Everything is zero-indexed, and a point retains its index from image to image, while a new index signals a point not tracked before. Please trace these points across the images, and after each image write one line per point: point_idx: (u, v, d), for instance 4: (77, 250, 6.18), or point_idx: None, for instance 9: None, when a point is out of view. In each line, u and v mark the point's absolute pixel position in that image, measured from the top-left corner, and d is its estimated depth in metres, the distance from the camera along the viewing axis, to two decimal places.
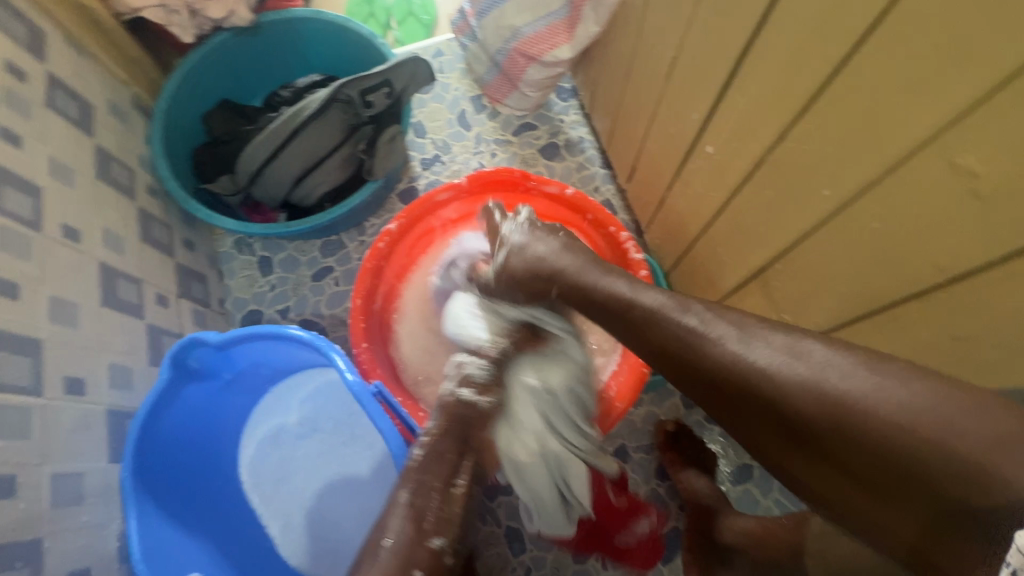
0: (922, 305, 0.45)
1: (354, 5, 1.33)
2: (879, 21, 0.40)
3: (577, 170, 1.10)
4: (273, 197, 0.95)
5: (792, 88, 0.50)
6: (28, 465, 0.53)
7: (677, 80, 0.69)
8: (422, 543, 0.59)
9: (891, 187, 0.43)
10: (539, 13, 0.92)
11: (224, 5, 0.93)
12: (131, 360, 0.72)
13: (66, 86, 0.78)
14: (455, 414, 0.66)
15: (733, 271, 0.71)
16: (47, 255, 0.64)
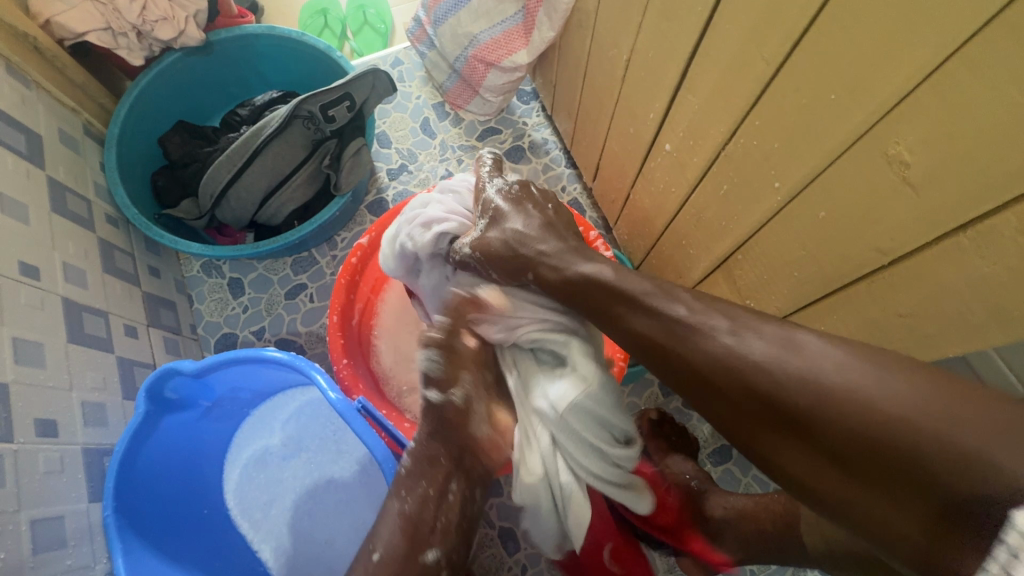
0: (870, 285, 0.48)
1: (307, 17, 1.31)
2: (813, 23, 0.42)
3: (543, 171, 1.12)
4: (239, 218, 0.94)
5: (739, 88, 0.53)
6: (4, 512, 0.52)
7: (632, 82, 0.72)
8: (415, 557, 0.58)
9: (835, 178, 0.46)
10: (494, 20, 0.95)
11: (173, 25, 0.91)
12: (104, 396, 0.71)
13: (11, 118, 0.76)
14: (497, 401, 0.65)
15: (699, 262, 0.74)
16: (6, 295, 0.62)
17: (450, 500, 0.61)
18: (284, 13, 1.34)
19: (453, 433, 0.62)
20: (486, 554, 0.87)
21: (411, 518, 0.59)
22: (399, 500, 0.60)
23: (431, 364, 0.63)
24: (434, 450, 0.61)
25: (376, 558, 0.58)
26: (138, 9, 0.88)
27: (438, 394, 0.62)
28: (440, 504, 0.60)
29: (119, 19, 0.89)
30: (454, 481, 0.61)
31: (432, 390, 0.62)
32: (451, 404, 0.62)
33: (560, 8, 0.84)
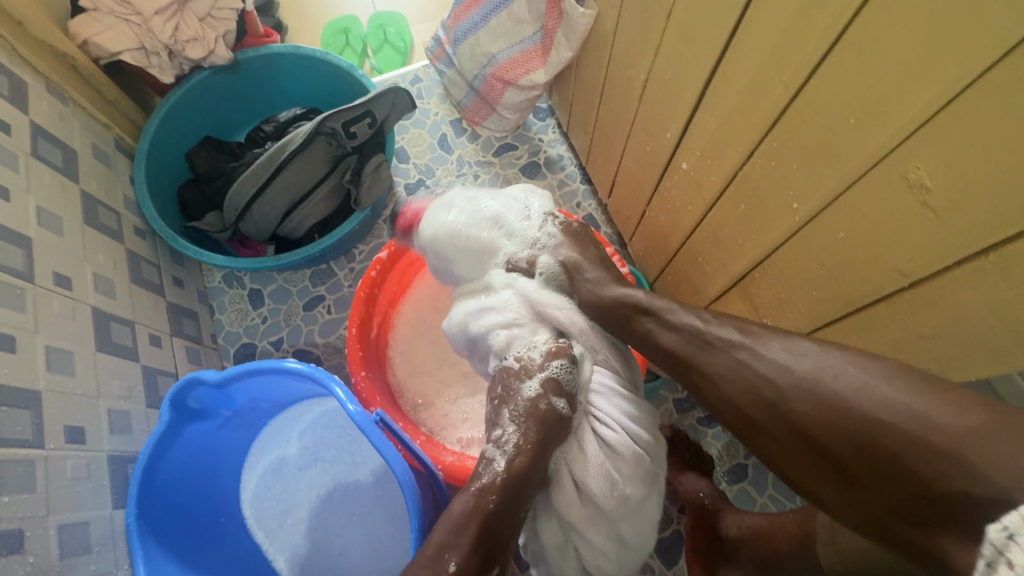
0: (889, 306, 0.49)
1: (329, 36, 1.35)
2: (832, 47, 0.43)
3: (559, 187, 1.13)
4: (261, 231, 0.96)
5: (758, 110, 0.53)
6: (33, 517, 0.53)
7: (650, 102, 0.73)
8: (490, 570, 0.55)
9: (855, 199, 0.47)
10: (512, 40, 0.97)
11: (203, 45, 0.95)
12: (129, 404, 0.72)
13: (49, 134, 0.79)
14: (549, 428, 0.63)
15: (715, 279, 0.74)
16: (40, 305, 0.64)
17: (522, 513, 0.59)
18: (307, 32, 1.38)
19: (544, 452, 0.62)
20: None
21: (494, 528, 0.56)
22: (486, 502, 0.57)
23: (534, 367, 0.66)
24: (532, 462, 0.61)
25: (454, 567, 0.52)
26: (171, 29, 0.91)
27: (541, 392, 0.64)
28: (516, 513, 0.58)
29: (152, 39, 0.92)
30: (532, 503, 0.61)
31: (533, 388, 0.64)
32: (542, 408, 0.63)
33: (578, 30, 0.85)
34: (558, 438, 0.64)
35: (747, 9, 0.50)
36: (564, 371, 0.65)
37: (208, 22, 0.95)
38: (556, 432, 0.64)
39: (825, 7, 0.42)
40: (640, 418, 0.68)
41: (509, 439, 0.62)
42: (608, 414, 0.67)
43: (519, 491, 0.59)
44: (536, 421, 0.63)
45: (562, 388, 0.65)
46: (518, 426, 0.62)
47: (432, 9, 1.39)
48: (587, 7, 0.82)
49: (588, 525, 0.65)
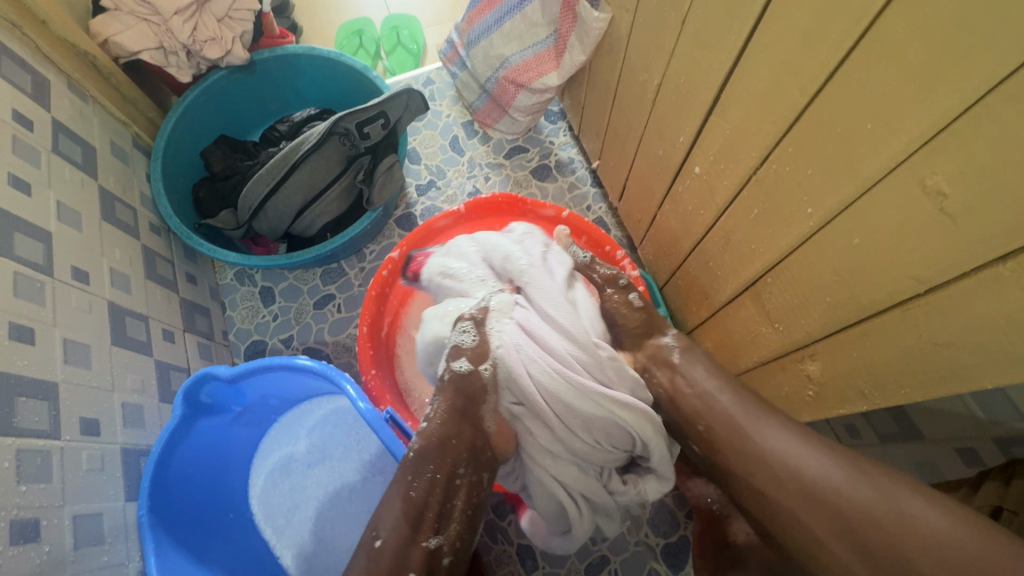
0: (903, 313, 0.48)
1: (343, 38, 1.36)
2: (851, 53, 0.43)
3: (569, 190, 1.14)
4: (274, 229, 0.97)
5: (773, 114, 0.53)
6: (49, 507, 0.54)
7: (663, 106, 0.73)
8: (417, 542, 0.58)
9: (871, 205, 0.47)
10: (525, 42, 0.97)
11: (220, 45, 0.96)
12: (142, 398, 0.73)
13: (70, 131, 0.80)
14: (468, 394, 0.64)
15: (726, 284, 0.74)
16: (58, 298, 0.65)
17: (457, 485, 0.62)
18: (321, 33, 1.40)
19: (466, 420, 0.63)
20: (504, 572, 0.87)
21: (418, 502, 0.59)
22: (406, 483, 0.60)
23: (466, 336, 0.65)
24: (447, 431, 0.62)
25: (380, 543, 0.57)
26: (190, 29, 0.93)
27: (471, 365, 0.64)
28: (448, 489, 0.61)
29: (171, 39, 0.94)
30: (461, 466, 0.62)
31: (460, 360, 0.64)
32: (452, 376, 0.64)
33: (592, 34, 0.86)
34: (483, 404, 0.64)
35: (764, 15, 0.50)
36: (469, 335, 0.66)
37: (226, 22, 0.96)
38: (472, 400, 0.64)
39: (844, 13, 0.42)
40: (626, 415, 0.62)
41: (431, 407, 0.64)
42: (578, 413, 0.62)
43: (448, 461, 0.62)
44: (445, 391, 0.64)
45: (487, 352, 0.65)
46: (438, 399, 0.64)
47: (445, 12, 1.41)
48: (601, 11, 0.82)
49: (573, 499, 0.66)
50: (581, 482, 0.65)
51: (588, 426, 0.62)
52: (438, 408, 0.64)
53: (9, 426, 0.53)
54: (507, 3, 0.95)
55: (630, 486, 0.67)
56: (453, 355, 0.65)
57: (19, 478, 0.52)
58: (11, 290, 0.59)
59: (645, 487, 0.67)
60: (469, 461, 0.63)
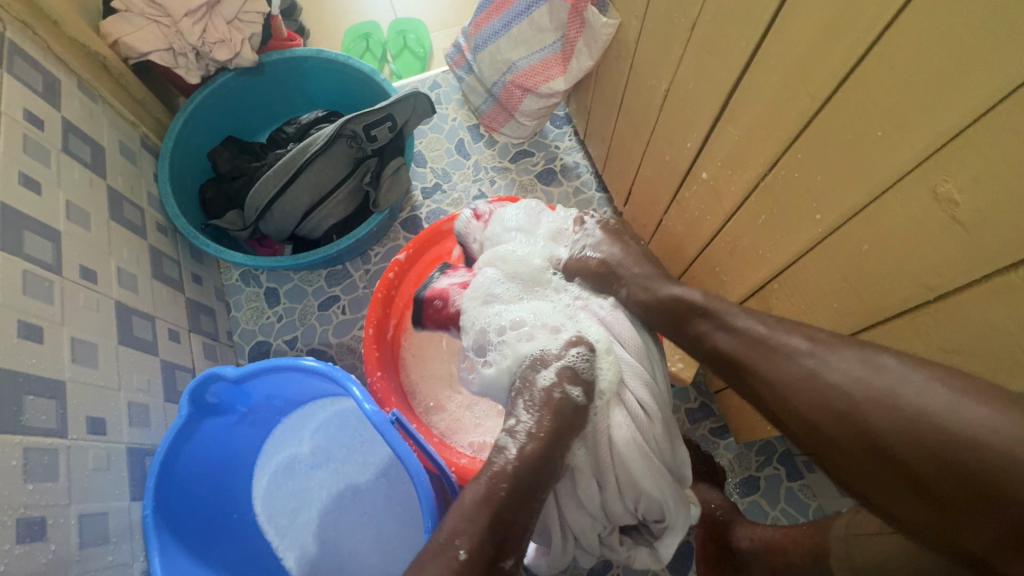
0: (911, 319, 0.48)
1: (350, 41, 1.37)
2: (861, 60, 0.43)
3: (574, 194, 1.14)
4: (281, 230, 0.97)
5: (782, 121, 0.54)
6: (56, 506, 0.54)
7: (670, 111, 0.73)
8: (497, 564, 0.50)
9: (880, 212, 0.47)
10: (533, 48, 0.98)
11: (229, 47, 0.97)
12: (148, 398, 0.73)
13: (79, 131, 0.81)
14: (565, 417, 0.59)
15: (731, 290, 0.75)
16: (66, 297, 0.65)
17: (535, 508, 0.54)
18: (328, 37, 1.40)
19: (569, 442, 0.58)
20: None
21: (508, 519, 0.52)
22: (496, 496, 0.52)
23: (576, 360, 0.63)
24: (543, 457, 0.56)
25: (465, 554, 0.48)
26: (199, 31, 0.93)
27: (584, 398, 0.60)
28: (526, 510, 0.53)
29: (180, 41, 0.94)
30: (545, 492, 0.55)
31: (576, 388, 0.60)
32: (556, 398, 0.59)
33: (600, 39, 0.86)
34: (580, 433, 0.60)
35: (774, 22, 0.50)
36: (577, 361, 0.63)
37: (235, 25, 0.97)
38: (570, 427, 0.59)
39: (854, 20, 0.43)
40: (669, 504, 0.62)
41: (524, 428, 0.58)
42: (639, 486, 0.60)
43: (540, 479, 0.55)
44: (551, 410, 0.59)
45: (578, 378, 0.62)
46: (536, 420, 0.58)
47: (451, 17, 1.41)
48: (610, 17, 0.83)
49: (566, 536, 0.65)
50: (584, 531, 0.64)
51: (637, 495, 0.61)
52: (531, 429, 0.58)
53: (17, 424, 0.53)
54: (515, 8, 0.96)
55: (625, 550, 0.66)
56: (566, 377, 0.61)
57: (26, 476, 0.52)
58: (21, 288, 0.59)
59: (639, 554, 0.67)
60: (549, 485, 0.56)
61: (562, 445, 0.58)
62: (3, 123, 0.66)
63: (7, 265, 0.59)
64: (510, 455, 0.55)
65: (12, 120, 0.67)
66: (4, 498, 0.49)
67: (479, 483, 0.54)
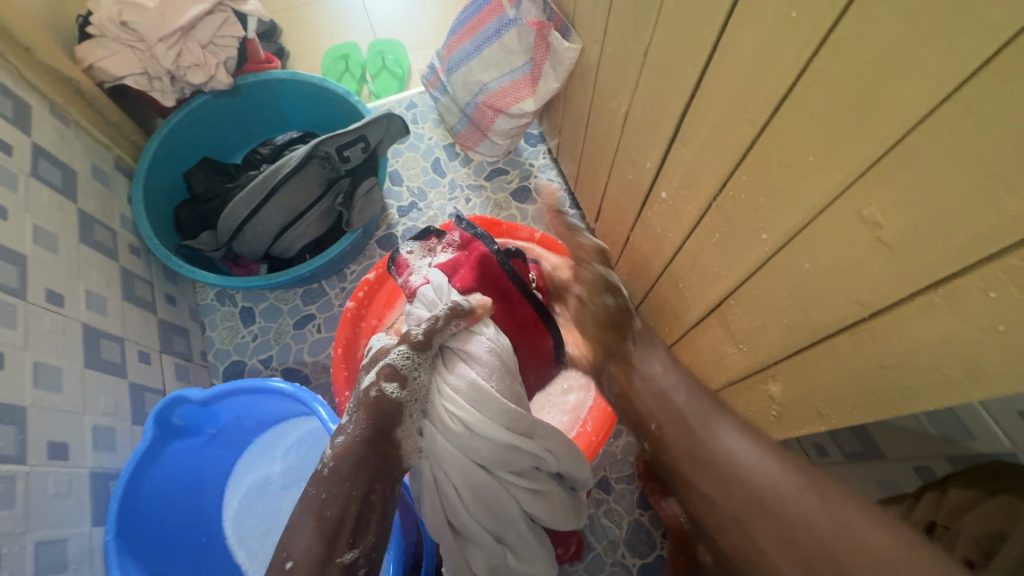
0: (850, 337, 0.50)
1: (330, 62, 1.40)
2: (790, 91, 0.46)
3: (548, 211, 1.16)
4: (254, 250, 0.97)
5: (727, 144, 0.56)
6: (12, 533, 0.54)
7: (631, 132, 0.75)
8: (333, 562, 0.47)
9: (815, 233, 0.49)
10: (503, 69, 1.00)
11: (204, 71, 0.98)
12: (115, 420, 0.73)
13: (50, 155, 0.82)
14: (387, 413, 0.54)
15: (694, 306, 0.76)
16: (31, 321, 0.66)
17: (374, 502, 0.51)
18: (309, 57, 1.43)
19: (390, 442, 0.54)
20: None
21: (334, 520, 0.48)
22: (320, 501, 0.49)
23: (398, 356, 0.57)
24: (370, 451, 0.52)
25: (291, 566, 0.47)
26: (175, 55, 0.95)
27: (401, 391, 0.55)
28: (364, 506, 0.50)
29: (155, 65, 0.96)
30: (380, 481, 0.52)
31: (392, 383, 0.55)
32: (373, 395, 0.54)
33: (564, 62, 0.88)
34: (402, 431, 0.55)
35: (716, 50, 0.53)
36: (402, 356, 0.57)
37: (211, 49, 0.99)
38: (394, 423, 0.54)
39: (785, 49, 0.45)
40: (507, 530, 0.60)
41: (343, 430, 0.54)
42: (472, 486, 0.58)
43: (365, 475, 0.51)
44: (367, 410, 0.54)
45: (399, 373, 0.56)
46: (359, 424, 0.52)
47: (430, 38, 1.44)
48: (573, 42, 0.85)
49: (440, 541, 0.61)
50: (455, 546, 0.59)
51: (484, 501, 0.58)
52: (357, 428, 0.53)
53: None
54: (485, 32, 0.98)
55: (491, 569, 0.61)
56: (386, 374, 0.56)
57: None
58: None
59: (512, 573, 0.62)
60: (388, 477, 0.53)
61: (387, 437, 0.54)
62: None
63: None
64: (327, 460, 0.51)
65: None
66: None
67: (310, 493, 0.51)
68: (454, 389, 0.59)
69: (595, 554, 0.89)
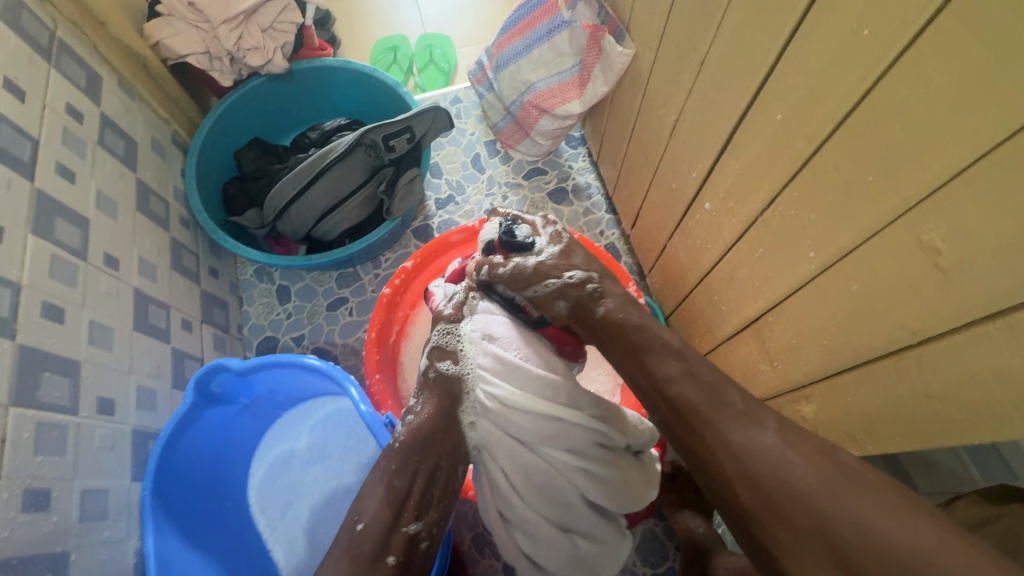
0: (895, 364, 0.49)
1: (379, 53, 1.42)
2: (853, 110, 0.45)
3: (583, 214, 1.16)
4: (296, 230, 1.00)
5: (781, 159, 0.55)
6: (61, 479, 0.57)
7: (678, 141, 0.75)
8: (398, 528, 0.56)
9: (867, 255, 0.48)
10: (551, 70, 1.01)
11: (263, 54, 1.01)
12: (157, 382, 0.77)
13: (116, 125, 0.85)
14: (449, 389, 0.66)
15: (728, 320, 0.76)
16: (89, 281, 0.69)
17: (438, 477, 0.61)
18: (359, 47, 1.46)
19: (456, 419, 0.65)
20: None
21: (401, 490, 0.58)
22: (391, 471, 0.59)
23: (441, 337, 0.69)
24: (436, 425, 0.63)
25: (361, 527, 0.55)
26: (236, 38, 0.98)
27: (456, 368, 0.66)
28: (430, 480, 0.61)
29: (217, 46, 0.99)
30: (445, 457, 0.63)
31: (446, 361, 0.67)
32: (431, 376, 0.67)
33: (615, 67, 0.88)
34: (462, 411, 0.65)
35: (777, 63, 0.52)
36: (446, 336, 0.69)
37: (270, 33, 1.02)
38: (456, 399, 0.65)
39: (853, 67, 0.44)
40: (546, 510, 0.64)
41: (415, 408, 0.65)
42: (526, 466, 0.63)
43: (432, 454, 0.62)
44: (432, 389, 0.66)
45: (447, 352, 0.68)
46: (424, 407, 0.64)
47: (478, 35, 1.46)
48: (626, 47, 0.85)
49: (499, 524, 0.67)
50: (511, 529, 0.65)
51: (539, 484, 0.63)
52: (423, 410, 0.64)
53: (33, 398, 0.56)
54: (536, 32, 0.99)
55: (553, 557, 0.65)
56: (436, 355, 0.68)
57: (36, 449, 0.55)
58: (48, 272, 0.63)
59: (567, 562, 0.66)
60: (450, 458, 0.63)
61: (451, 413, 0.65)
62: (46, 115, 0.70)
63: (37, 249, 0.62)
64: (399, 434, 0.62)
65: (55, 113, 0.72)
66: (15, 466, 0.52)
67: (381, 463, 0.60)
68: (481, 367, 0.67)
69: None
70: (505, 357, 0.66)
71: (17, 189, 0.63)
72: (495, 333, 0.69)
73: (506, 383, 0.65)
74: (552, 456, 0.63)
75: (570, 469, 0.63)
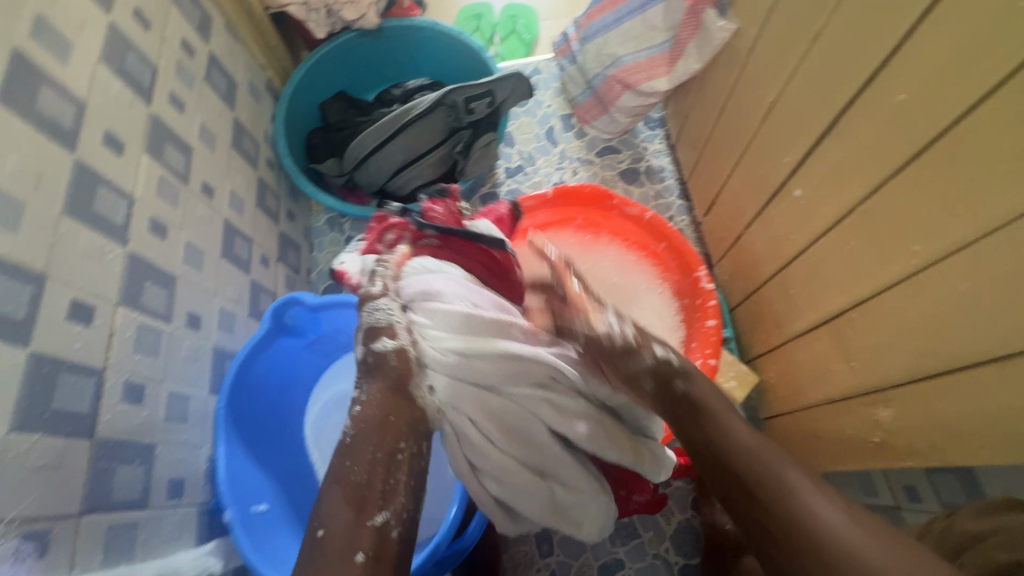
0: (999, 371, 0.46)
1: (462, 20, 1.43)
2: (995, 90, 0.41)
3: (654, 197, 1.13)
4: (372, 183, 1.03)
5: (898, 143, 0.51)
6: (154, 379, 0.61)
7: (774, 123, 0.72)
8: (364, 520, 0.43)
9: (988, 250, 0.44)
10: (641, 45, 0.98)
11: (358, 9, 1.04)
12: (236, 308, 0.81)
13: (220, 64, 0.90)
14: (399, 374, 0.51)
15: (803, 315, 0.72)
16: (188, 205, 0.74)
17: (399, 462, 0.47)
18: (443, 13, 1.47)
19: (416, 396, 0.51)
20: (520, 550, 0.91)
21: (360, 483, 0.45)
22: (342, 466, 0.46)
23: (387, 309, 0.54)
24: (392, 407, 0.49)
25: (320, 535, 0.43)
26: None
27: (395, 345, 0.52)
28: (390, 468, 0.47)
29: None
30: (405, 437, 0.48)
31: (383, 340, 0.52)
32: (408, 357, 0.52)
33: (713, 42, 0.85)
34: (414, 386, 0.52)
35: (908, 37, 0.48)
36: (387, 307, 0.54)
37: None
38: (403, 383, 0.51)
39: (1003, 41, 0.40)
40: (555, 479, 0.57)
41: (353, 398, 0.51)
42: (523, 439, 0.55)
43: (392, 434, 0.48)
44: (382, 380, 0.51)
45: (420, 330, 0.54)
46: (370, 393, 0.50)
47: (564, 7, 1.43)
48: (728, 21, 0.81)
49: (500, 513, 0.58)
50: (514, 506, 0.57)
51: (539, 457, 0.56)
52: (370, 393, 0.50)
53: (137, 302, 0.61)
54: (629, 4, 0.96)
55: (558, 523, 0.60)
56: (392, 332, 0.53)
57: (136, 348, 0.59)
58: (156, 190, 0.67)
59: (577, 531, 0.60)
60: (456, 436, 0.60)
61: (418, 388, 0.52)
62: (165, 45, 0.75)
63: (149, 167, 0.67)
64: (348, 426, 0.48)
65: (172, 44, 0.76)
66: (119, 360, 0.56)
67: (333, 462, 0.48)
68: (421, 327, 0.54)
69: (638, 542, 0.90)
70: (511, 335, 0.56)
71: (138, 110, 0.67)
72: (443, 289, 0.56)
73: (441, 344, 0.53)
74: (500, 449, 0.54)
75: (584, 447, 0.57)
